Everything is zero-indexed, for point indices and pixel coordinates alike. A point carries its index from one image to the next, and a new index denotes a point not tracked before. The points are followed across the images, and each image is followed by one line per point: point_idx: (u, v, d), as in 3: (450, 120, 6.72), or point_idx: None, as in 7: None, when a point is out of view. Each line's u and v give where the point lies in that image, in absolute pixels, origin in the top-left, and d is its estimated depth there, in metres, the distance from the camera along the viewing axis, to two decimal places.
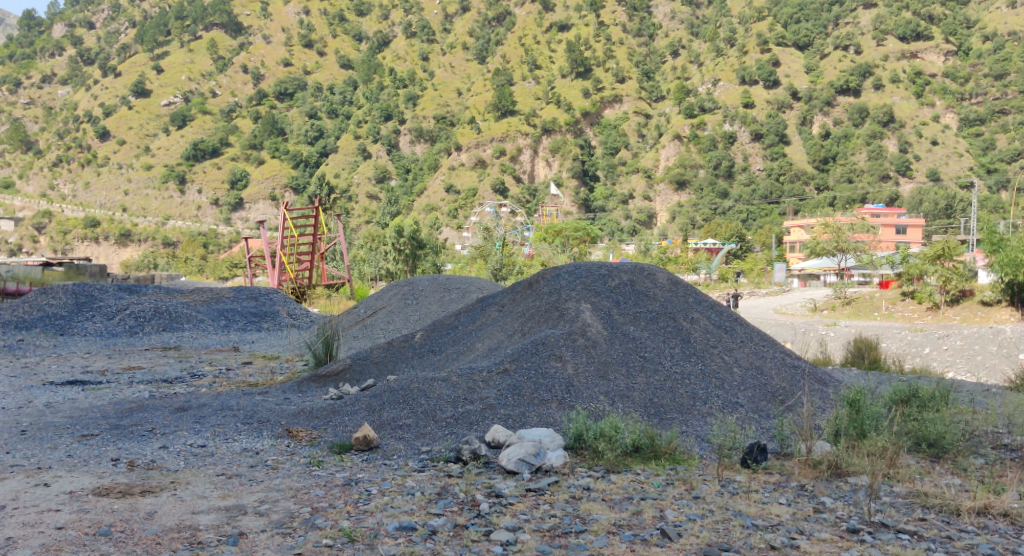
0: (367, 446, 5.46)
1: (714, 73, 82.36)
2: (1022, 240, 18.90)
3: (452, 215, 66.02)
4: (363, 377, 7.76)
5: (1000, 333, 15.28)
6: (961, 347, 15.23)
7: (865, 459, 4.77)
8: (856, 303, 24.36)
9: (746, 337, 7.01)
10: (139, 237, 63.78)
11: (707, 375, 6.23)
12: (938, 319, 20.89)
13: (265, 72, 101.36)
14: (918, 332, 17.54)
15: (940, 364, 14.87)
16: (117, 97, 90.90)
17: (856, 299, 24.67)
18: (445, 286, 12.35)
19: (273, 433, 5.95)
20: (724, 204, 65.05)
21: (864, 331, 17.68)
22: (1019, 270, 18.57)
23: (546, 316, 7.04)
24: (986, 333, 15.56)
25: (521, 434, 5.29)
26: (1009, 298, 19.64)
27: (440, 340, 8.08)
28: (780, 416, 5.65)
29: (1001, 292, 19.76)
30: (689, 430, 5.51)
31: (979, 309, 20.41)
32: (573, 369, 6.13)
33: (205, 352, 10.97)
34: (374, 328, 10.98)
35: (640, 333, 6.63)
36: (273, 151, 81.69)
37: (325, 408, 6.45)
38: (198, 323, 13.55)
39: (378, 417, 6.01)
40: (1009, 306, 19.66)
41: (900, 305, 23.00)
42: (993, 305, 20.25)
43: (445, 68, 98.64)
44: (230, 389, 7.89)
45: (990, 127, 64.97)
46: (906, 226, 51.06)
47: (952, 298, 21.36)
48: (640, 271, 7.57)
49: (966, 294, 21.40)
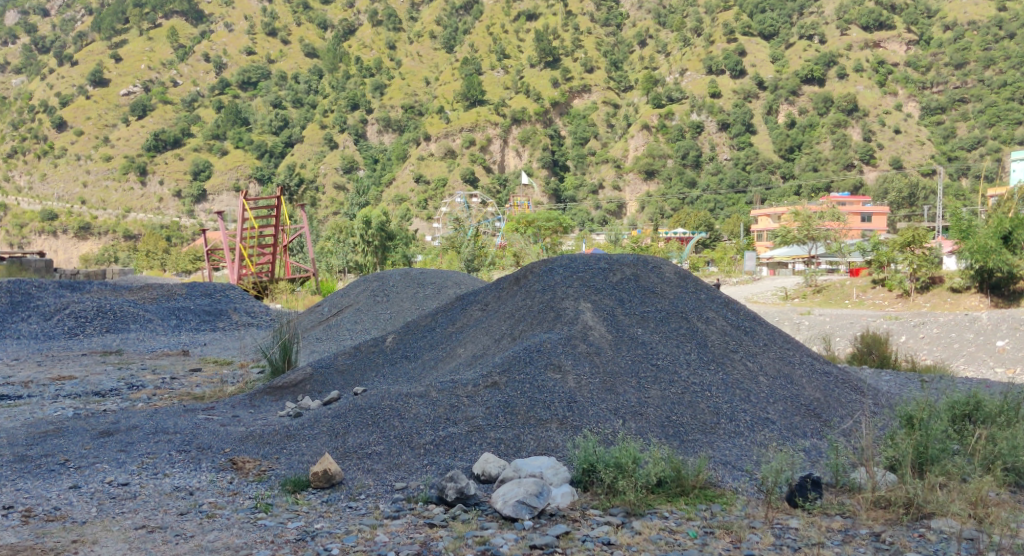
0: (330, 483, 4.50)
1: (681, 62, 81.88)
2: (992, 227, 18.46)
3: (421, 206, 64.72)
4: (326, 389, 6.77)
5: (976, 320, 14.55)
6: (937, 334, 14.50)
7: (939, 493, 3.89)
8: (826, 291, 23.60)
9: (769, 339, 6.07)
10: (99, 230, 61.63)
11: (729, 385, 5.32)
12: (908, 307, 20.28)
13: (227, 60, 98.77)
14: (892, 320, 16.67)
15: (915, 351, 14.21)
16: (74, 87, 88.06)
17: (827, 287, 23.91)
18: (419, 281, 11.29)
19: (214, 464, 4.95)
20: (692, 194, 64.72)
21: (834, 320, 16.87)
22: (989, 255, 18.14)
23: (539, 318, 6.06)
24: (962, 320, 14.86)
25: (520, 464, 4.39)
26: (979, 285, 19.22)
27: (415, 344, 7.07)
28: (826, 439, 4.73)
29: (971, 278, 19.31)
30: (718, 455, 4.60)
31: (949, 295, 19.89)
32: (574, 382, 5.15)
33: (150, 357, 9.87)
34: (340, 329, 9.95)
35: (650, 337, 5.67)
36: (237, 141, 79.46)
37: (278, 431, 5.43)
38: (146, 322, 12.41)
39: (345, 443, 5.03)
40: (979, 293, 19.25)
41: (871, 293, 22.29)
42: (962, 291, 19.79)
43: (412, 57, 97.12)
44: (171, 405, 6.86)
45: (951, 115, 64.72)
46: (871, 214, 50.78)
47: (922, 285, 20.71)
48: (645, 263, 6.62)
49: (935, 281, 20.83)
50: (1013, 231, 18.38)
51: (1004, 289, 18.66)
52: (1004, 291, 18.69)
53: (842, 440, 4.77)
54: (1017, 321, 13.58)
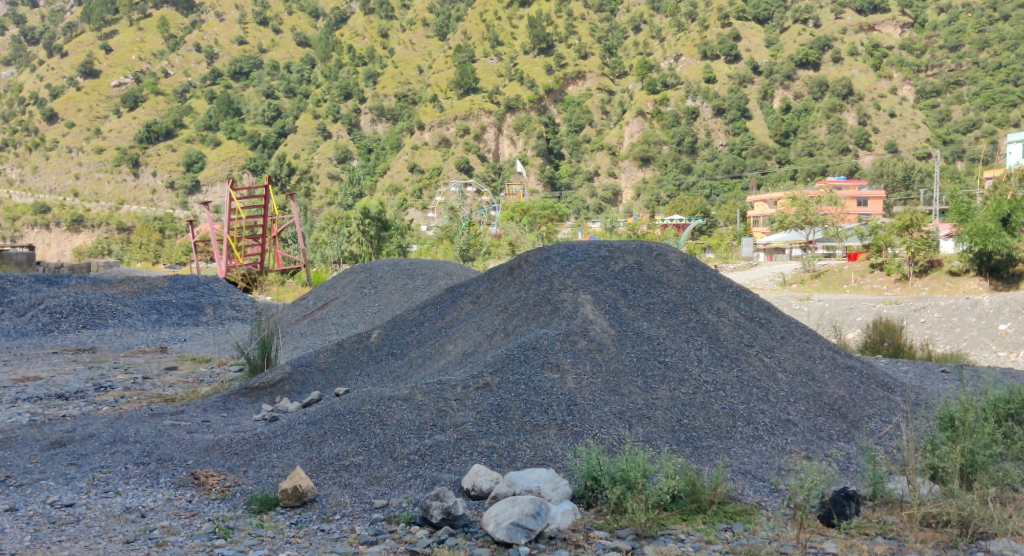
0: (301, 501, 3.99)
1: (676, 48, 81.01)
2: (990, 210, 18.03)
3: (417, 196, 64.23)
4: (307, 389, 6.26)
5: (977, 303, 13.97)
6: (938, 318, 13.98)
7: (989, 507, 3.40)
8: (825, 276, 23.05)
9: (786, 331, 5.55)
10: (92, 223, 60.95)
11: (745, 383, 4.81)
12: (906, 292, 19.80)
13: (219, 50, 97.40)
14: (894, 304, 16.08)
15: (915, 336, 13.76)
16: (64, 79, 86.93)
17: (825, 272, 23.35)
18: (409, 272, 10.75)
19: (172, 480, 4.42)
20: (688, 180, 64.34)
21: (834, 306, 16.45)
22: (988, 238, 17.65)
23: (535, 310, 5.55)
24: (963, 303, 14.26)
25: (514, 477, 3.88)
26: (978, 268, 18.76)
27: (402, 340, 6.55)
28: (856, 449, 4.22)
29: (970, 261, 18.83)
30: (737, 464, 4.12)
31: (947, 279, 19.41)
32: (573, 383, 4.64)
33: (124, 354, 9.34)
34: (325, 324, 9.41)
35: (656, 332, 5.16)
36: (230, 132, 78.38)
37: (248, 440, 4.93)
38: (125, 318, 11.86)
39: (320, 453, 4.53)
40: (978, 276, 18.79)
41: (869, 277, 21.67)
42: (961, 275, 19.29)
43: (405, 45, 96.08)
44: (137, 408, 6.39)
45: (946, 98, 64.00)
46: (867, 198, 50.07)
47: (921, 269, 20.13)
48: (648, 250, 6.12)
49: (934, 265, 20.23)
50: (1012, 213, 17.95)
51: (1003, 271, 18.23)
52: (1003, 274, 18.23)
53: (875, 448, 4.32)
54: (1020, 304, 13.06)
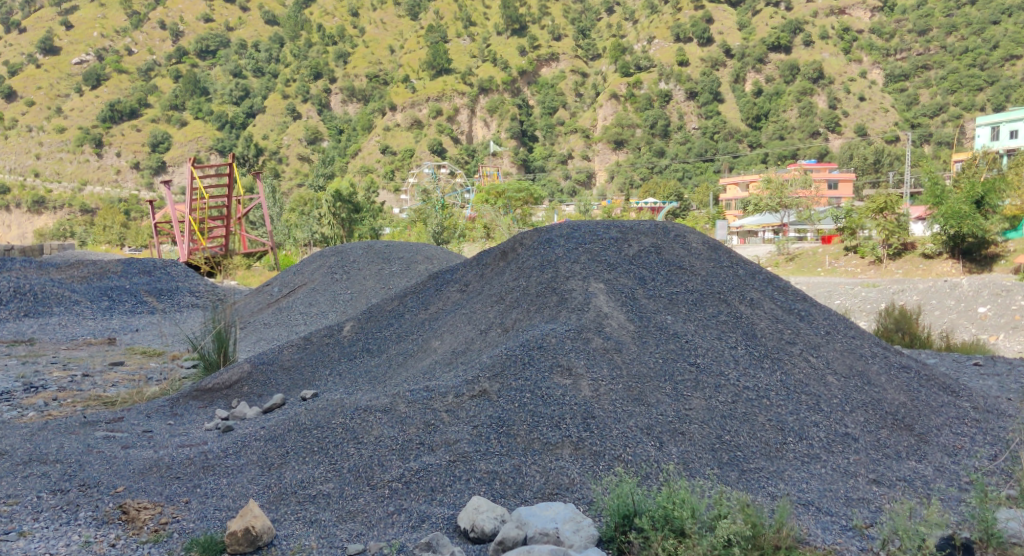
0: (254, 545, 3.14)
1: (649, 30, 80.42)
2: (963, 191, 17.64)
3: (387, 177, 63.19)
4: (268, 391, 5.38)
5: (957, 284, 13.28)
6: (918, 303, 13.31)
7: None
8: (799, 259, 22.36)
9: (830, 325, 4.79)
10: (54, 204, 58.92)
11: (792, 388, 4.04)
12: (881, 274, 18.98)
13: (184, 28, 94.33)
14: (872, 288, 15.27)
15: None
16: (23, 56, 83.72)
17: (799, 255, 22.69)
18: (384, 256, 9.84)
19: (95, 514, 3.53)
20: (661, 162, 63.71)
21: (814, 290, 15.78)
22: (963, 221, 17.21)
23: (536, 301, 4.74)
24: (943, 286, 13.47)
25: (525, 514, 3.08)
26: (952, 251, 18.25)
27: (379, 334, 5.69)
28: (937, 479, 3.45)
29: (943, 243, 18.31)
30: (800, 494, 3.32)
31: (920, 262, 18.70)
32: (590, 391, 3.83)
33: (66, 347, 8.38)
34: (291, 313, 8.53)
35: (684, 326, 4.38)
36: (197, 111, 76.18)
37: (194, 460, 4.04)
38: (72, 305, 10.84)
39: (280, 479, 3.67)
40: (952, 258, 18.30)
41: (843, 261, 20.76)
42: (935, 257, 18.64)
43: (376, 24, 93.93)
44: (70, 414, 5.47)
45: (914, 82, 63.82)
46: (837, 181, 49.54)
47: (895, 251, 19.44)
48: (666, 231, 5.33)
49: (907, 248, 19.52)
50: (986, 195, 17.60)
51: (975, 254, 17.88)
52: (975, 256, 17.92)
53: (959, 470, 3.57)
54: (1000, 286, 12.34)
